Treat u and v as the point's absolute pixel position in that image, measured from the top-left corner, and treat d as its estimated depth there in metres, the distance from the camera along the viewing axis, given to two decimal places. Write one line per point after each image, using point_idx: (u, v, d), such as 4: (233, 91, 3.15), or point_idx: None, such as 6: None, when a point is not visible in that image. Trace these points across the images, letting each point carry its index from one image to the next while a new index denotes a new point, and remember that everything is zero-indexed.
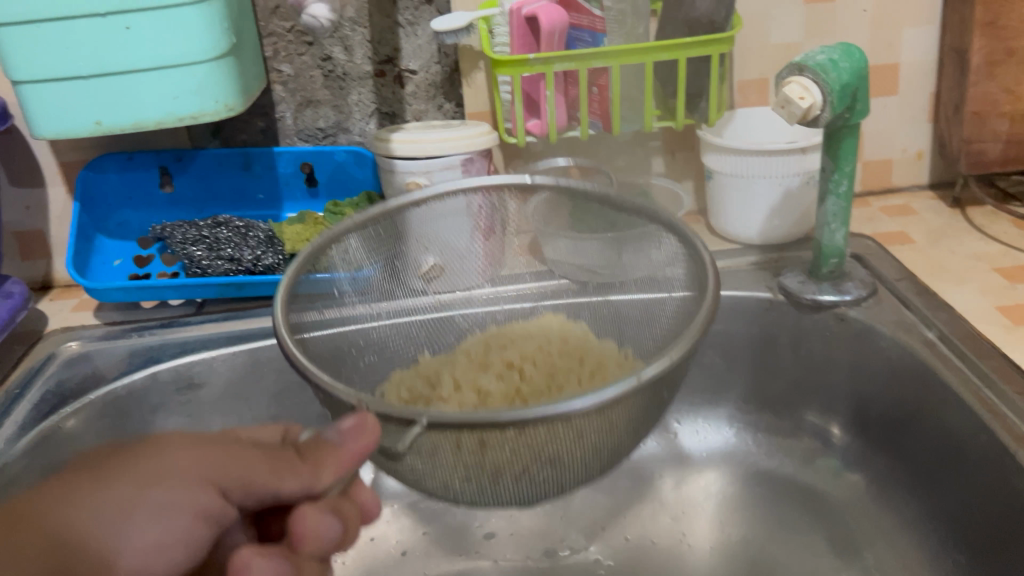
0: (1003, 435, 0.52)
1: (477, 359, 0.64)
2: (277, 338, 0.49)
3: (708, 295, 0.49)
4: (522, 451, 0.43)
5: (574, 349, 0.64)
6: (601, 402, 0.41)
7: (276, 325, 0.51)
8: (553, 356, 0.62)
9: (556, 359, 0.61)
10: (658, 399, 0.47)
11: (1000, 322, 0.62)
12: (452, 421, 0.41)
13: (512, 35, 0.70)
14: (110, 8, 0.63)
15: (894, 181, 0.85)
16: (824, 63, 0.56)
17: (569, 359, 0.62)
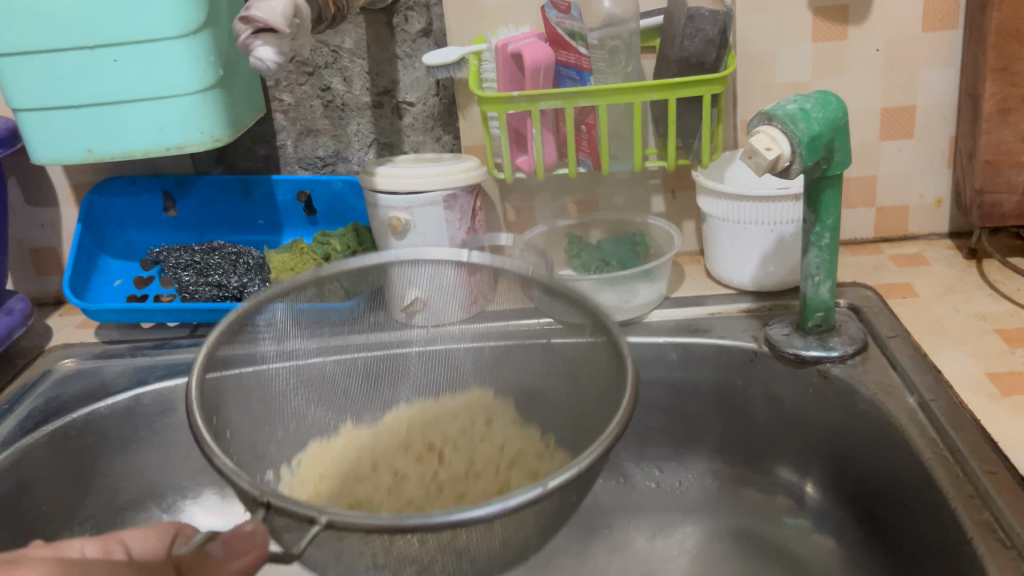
0: (964, 517, 0.48)
1: (401, 440, 0.68)
2: (191, 434, 0.48)
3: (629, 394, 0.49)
4: (429, 547, 0.43)
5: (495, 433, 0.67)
6: (502, 509, 0.41)
7: (189, 419, 0.50)
8: (478, 441, 0.66)
9: (478, 444, 0.66)
10: (568, 501, 0.48)
11: (987, 390, 0.58)
12: (357, 526, 0.40)
13: (499, 72, 0.69)
14: (97, 41, 0.64)
15: (911, 229, 0.81)
16: (795, 113, 0.54)
17: (490, 446, 0.66)
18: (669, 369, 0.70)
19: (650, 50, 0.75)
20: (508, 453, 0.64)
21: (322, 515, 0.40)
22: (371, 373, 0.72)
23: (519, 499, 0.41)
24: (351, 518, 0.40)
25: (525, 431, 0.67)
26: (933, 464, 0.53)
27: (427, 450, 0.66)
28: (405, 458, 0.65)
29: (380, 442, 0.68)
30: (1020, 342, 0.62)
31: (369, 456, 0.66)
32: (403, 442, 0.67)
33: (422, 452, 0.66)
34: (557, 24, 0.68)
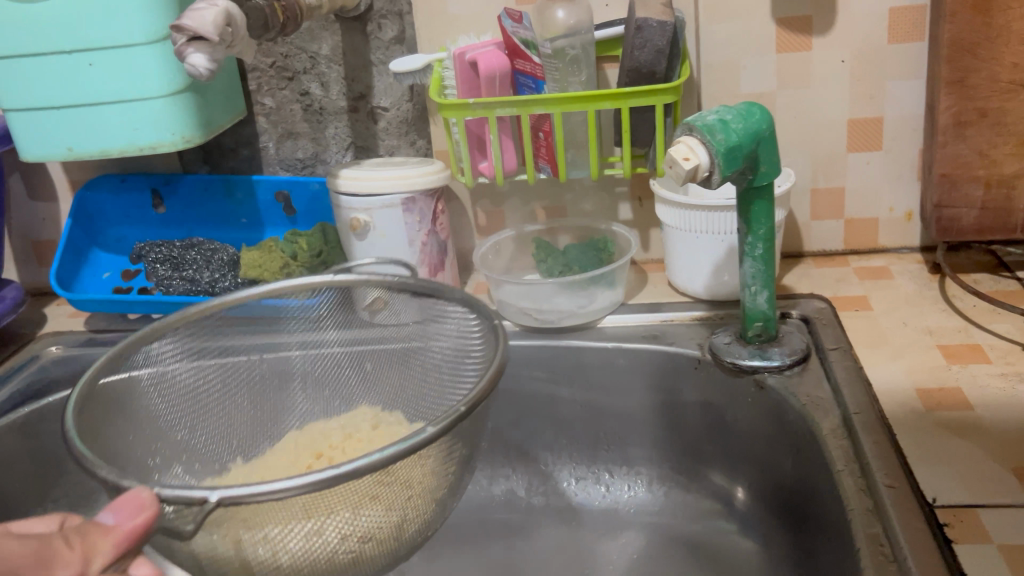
0: (857, 530, 0.48)
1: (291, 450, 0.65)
2: (76, 451, 0.46)
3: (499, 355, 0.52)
4: (338, 503, 0.45)
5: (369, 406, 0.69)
6: (395, 453, 0.43)
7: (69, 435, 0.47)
8: (365, 442, 0.62)
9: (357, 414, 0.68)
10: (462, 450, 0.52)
11: (912, 406, 0.57)
12: (262, 495, 0.41)
13: (458, 80, 0.72)
14: (74, 46, 0.68)
15: (881, 241, 0.81)
16: (713, 124, 0.54)
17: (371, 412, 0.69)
18: (618, 373, 0.71)
19: (615, 59, 0.76)
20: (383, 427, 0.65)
21: (212, 492, 0.41)
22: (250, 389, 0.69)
23: (412, 441, 0.44)
24: (246, 488, 0.41)
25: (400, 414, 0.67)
26: (841, 477, 0.53)
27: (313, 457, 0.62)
28: (291, 471, 0.61)
29: (274, 459, 0.64)
30: (960, 358, 0.62)
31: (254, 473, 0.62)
32: (292, 457, 0.63)
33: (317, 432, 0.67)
34: (513, 34, 0.69)
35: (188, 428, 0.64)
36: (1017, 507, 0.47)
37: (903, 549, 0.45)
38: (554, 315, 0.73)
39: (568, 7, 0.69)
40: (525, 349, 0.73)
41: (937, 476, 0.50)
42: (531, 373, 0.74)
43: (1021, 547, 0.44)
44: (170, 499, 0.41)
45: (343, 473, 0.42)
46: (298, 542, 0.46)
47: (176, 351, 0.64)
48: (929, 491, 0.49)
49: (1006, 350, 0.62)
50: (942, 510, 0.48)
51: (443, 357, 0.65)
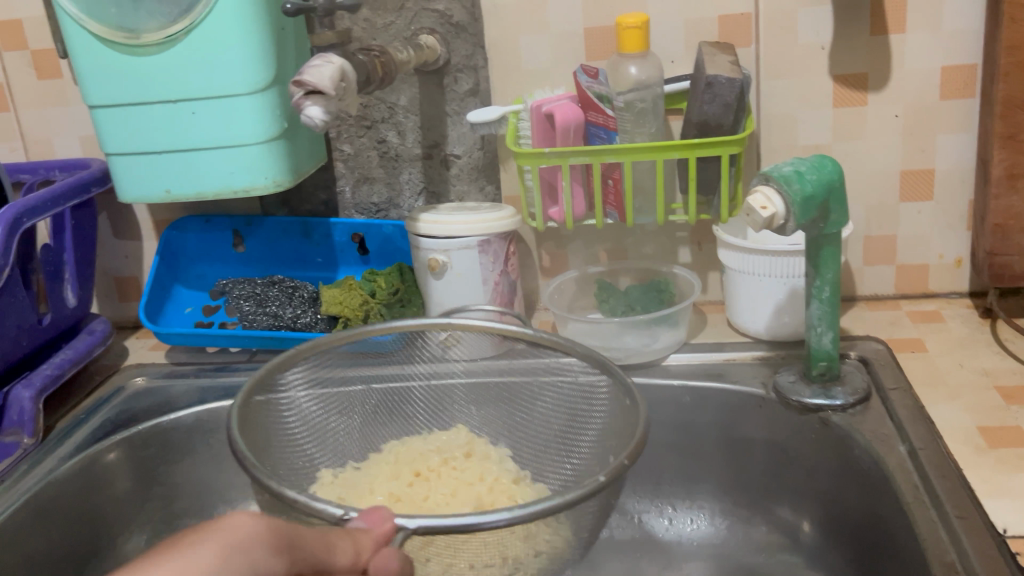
0: (934, 560, 0.51)
1: (392, 472, 0.71)
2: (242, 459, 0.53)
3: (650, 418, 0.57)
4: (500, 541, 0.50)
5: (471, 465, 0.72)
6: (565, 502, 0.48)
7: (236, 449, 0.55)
8: (461, 470, 0.70)
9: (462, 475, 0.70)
10: (607, 506, 0.55)
11: (974, 443, 0.60)
12: (441, 528, 0.46)
13: (535, 129, 0.76)
14: (180, 96, 0.74)
15: (931, 287, 0.84)
16: (790, 175, 0.58)
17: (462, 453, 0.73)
18: (683, 410, 0.75)
19: (678, 112, 0.80)
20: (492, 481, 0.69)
21: (410, 520, 0.46)
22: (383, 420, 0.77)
23: (538, 507, 0.47)
24: (428, 521, 0.46)
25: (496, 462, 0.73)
26: (912, 509, 0.56)
27: (413, 476, 0.70)
28: (392, 488, 0.68)
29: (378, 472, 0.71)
30: (1018, 398, 0.65)
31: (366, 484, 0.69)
32: (393, 473, 0.70)
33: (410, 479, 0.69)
34: (586, 88, 0.75)
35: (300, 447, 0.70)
36: None
37: None
38: (621, 351, 0.77)
39: (640, 63, 0.74)
40: None
41: (1005, 508, 0.53)
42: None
43: None
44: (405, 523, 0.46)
45: (489, 523, 0.46)
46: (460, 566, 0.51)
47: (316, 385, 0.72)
48: (999, 523, 0.52)
49: None
50: (1013, 540, 0.51)
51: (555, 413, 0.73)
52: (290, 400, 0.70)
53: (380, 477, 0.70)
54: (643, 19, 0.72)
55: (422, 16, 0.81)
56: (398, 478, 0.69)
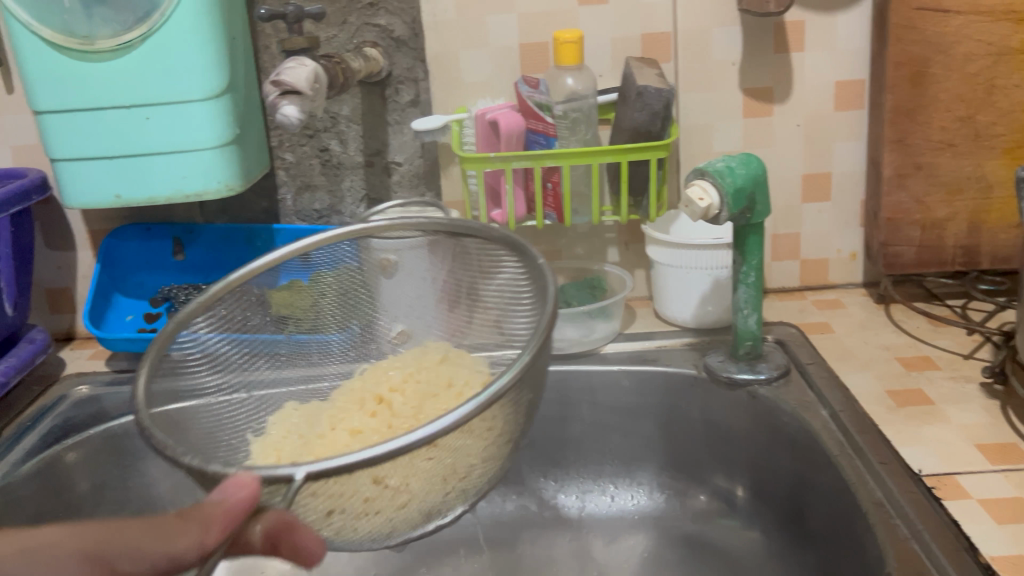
0: (864, 498, 0.59)
1: (356, 406, 0.75)
2: (156, 443, 0.51)
3: (549, 272, 0.61)
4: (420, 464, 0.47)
5: (437, 378, 0.76)
6: (469, 410, 0.45)
7: (153, 435, 0.53)
8: (424, 383, 0.75)
9: (422, 390, 0.74)
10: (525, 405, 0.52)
11: (885, 403, 0.69)
12: (340, 468, 0.43)
13: (478, 136, 0.83)
14: (133, 102, 0.76)
15: (831, 278, 0.94)
16: (722, 170, 0.66)
17: (436, 383, 0.75)
18: (622, 394, 0.81)
19: (606, 122, 0.87)
20: (456, 386, 0.74)
21: (297, 470, 0.43)
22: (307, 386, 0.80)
23: (455, 419, 0.45)
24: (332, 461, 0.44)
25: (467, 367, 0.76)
26: (839, 460, 0.63)
27: (377, 401, 0.74)
28: (360, 419, 0.72)
29: (344, 404, 0.76)
30: (916, 367, 0.74)
31: (327, 421, 0.73)
32: (359, 403, 0.75)
33: (374, 407, 0.73)
34: (528, 98, 0.81)
35: (242, 399, 0.75)
36: (989, 471, 0.59)
37: (904, 508, 0.56)
38: (563, 343, 0.83)
39: (576, 75, 0.80)
40: None
41: (918, 453, 0.62)
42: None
43: (996, 499, 0.56)
44: (267, 477, 0.43)
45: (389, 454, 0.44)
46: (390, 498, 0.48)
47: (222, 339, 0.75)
48: (915, 465, 0.61)
49: (951, 359, 0.75)
50: (927, 477, 0.59)
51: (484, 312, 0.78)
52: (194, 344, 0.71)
53: (350, 412, 0.74)
54: (578, 35, 0.78)
55: (365, 30, 0.86)
56: (364, 408, 0.74)
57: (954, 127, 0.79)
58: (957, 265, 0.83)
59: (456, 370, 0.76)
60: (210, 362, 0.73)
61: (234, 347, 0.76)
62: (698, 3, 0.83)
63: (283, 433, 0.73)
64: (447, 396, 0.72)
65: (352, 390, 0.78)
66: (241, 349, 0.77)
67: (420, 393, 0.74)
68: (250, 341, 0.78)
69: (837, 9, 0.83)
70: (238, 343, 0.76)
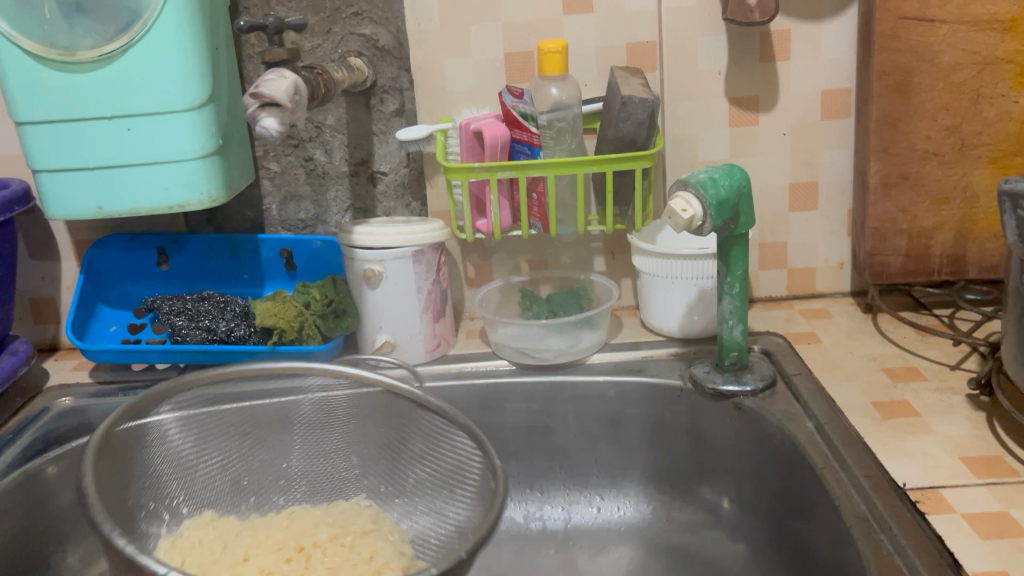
0: (849, 512, 0.58)
1: (274, 543, 0.70)
2: (85, 494, 0.52)
3: (501, 483, 0.59)
4: None
5: (357, 541, 0.72)
6: None
7: (83, 483, 0.54)
8: (350, 547, 0.71)
9: (344, 554, 0.70)
10: None
11: (870, 415, 0.69)
12: None
13: (462, 147, 0.82)
14: (115, 112, 0.76)
15: (819, 287, 0.94)
16: (705, 181, 0.65)
17: (355, 554, 0.70)
18: (608, 404, 0.81)
19: (592, 131, 0.87)
20: (377, 562, 0.69)
21: None
22: (257, 475, 0.76)
23: None
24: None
25: (391, 544, 0.71)
26: (824, 473, 0.63)
27: (296, 551, 0.70)
28: (273, 560, 0.68)
29: (262, 536, 0.71)
30: (902, 377, 0.74)
31: (243, 548, 0.69)
32: (274, 545, 0.70)
33: (292, 554, 0.69)
34: (512, 108, 0.79)
35: (182, 492, 0.71)
36: (973, 485, 0.59)
37: (888, 522, 0.56)
38: (547, 354, 0.83)
39: (559, 86, 0.81)
40: (519, 386, 0.82)
41: (903, 466, 0.61)
42: (513, 405, 0.82)
43: (980, 513, 0.55)
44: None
45: None
46: None
47: (193, 426, 0.72)
48: (900, 478, 0.60)
49: (937, 369, 0.74)
50: (912, 491, 0.59)
51: (431, 476, 0.72)
52: (161, 434, 0.70)
53: (264, 548, 0.70)
54: (562, 45, 0.78)
55: (349, 39, 0.86)
56: (279, 551, 0.70)
57: (940, 137, 0.79)
58: (944, 274, 0.83)
59: (380, 544, 0.71)
60: (195, 439, 0.72)
61: (209, 432, 0.73)
62: (683, 13, 0.83)
63: (194, 542, 0.69)
64: (359, 572, 0.68)
65: (270, 529, 0.72)
66: (228, 430, 0.74)
67: (337, 558, 0.70)
68: (235, 430, 0.75)
69: (822, 18, 0.83)
70: (212, 432, 0.73)
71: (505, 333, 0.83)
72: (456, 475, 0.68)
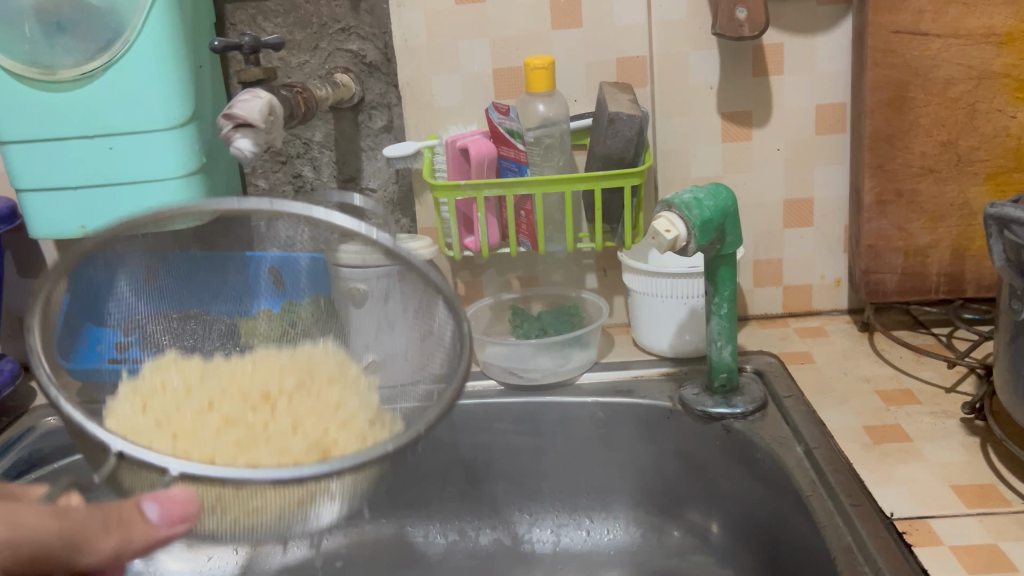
0: (833, 541, 0.57)
1: (240, 390, 0.70)
2: (57, 405, 0.58)
3: (462, 374, 0.64)
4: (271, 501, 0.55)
5: (316, 389, 0.72)
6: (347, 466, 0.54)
7: (50, 398, 0.58)
8: (318, 396, 0.71)
9: (311, 402, 0.70)
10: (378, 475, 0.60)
11: (861, 440, 0.67)
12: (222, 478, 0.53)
13: (450, 164, 0.80)
14: (97, 131, 0.75)
15: (815, 305, 0.92)
16: (689, 202, 0.64)
17: (325, 401, 0.70)
18: (597, 425, 0.79)
19: (583, 148, 0.86)
20: (343, 412, 0.69)
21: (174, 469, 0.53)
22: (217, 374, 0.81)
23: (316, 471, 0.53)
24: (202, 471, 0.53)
25: (357, 398, 0.72)
26: (811, 500, 0.61)
27: (262, 400, 0.69)
28: (239, 406, 0.68)
29: (224, 371, 0.72)
30: (896, 401, 0.72)
31: (205, 394, 0.69)
32: (241, 395, 0.70)
33: (257, 402, 0.69)
34: (499, 125, 0.79)
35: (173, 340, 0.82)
36: (963, 515, 0.57)
37: (873, 553, 0.54)
38: (535, 373, 0.81)
39: (547, 102, 0.79)
40: (507, 406, 0.81)
41: (892, 495, 0.60)
42: (501, 426, 0.81)
43: (969, 546, 0.54)
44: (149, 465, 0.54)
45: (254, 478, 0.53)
46: (245, 519, 0.56)
47: (157, 283, 0.80)
48: (888, 507, 0.58)
49: (933, 392, 0.73)
50: (899, 521, 0.57)
51: (405, 344, 0.78)
52: (117, 299, 0.78)
53: (233, 395, 0.70)
54: (549, 61, 0.77)
55: (336, 55, 0.85)
56: (246, 400, 0.69)
57: (936, 153, 0.77)
58: (942, 293, 0.81)
59: (349, 396, 0.71)
60: (161, 328, 0.81)
61: (172, 329, 0.82)
62: (673, 27, 0.82)
63: (154, 386, 0.71)
64: (330, 427, 0.67)
65: (237, 373, 0.72)
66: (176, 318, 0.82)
67: (307, 407, 0.69)
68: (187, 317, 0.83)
69: (816, 31, 0.82)
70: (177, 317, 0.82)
71: (493, 352, 0.82)
72: (432, 335, 0.76)
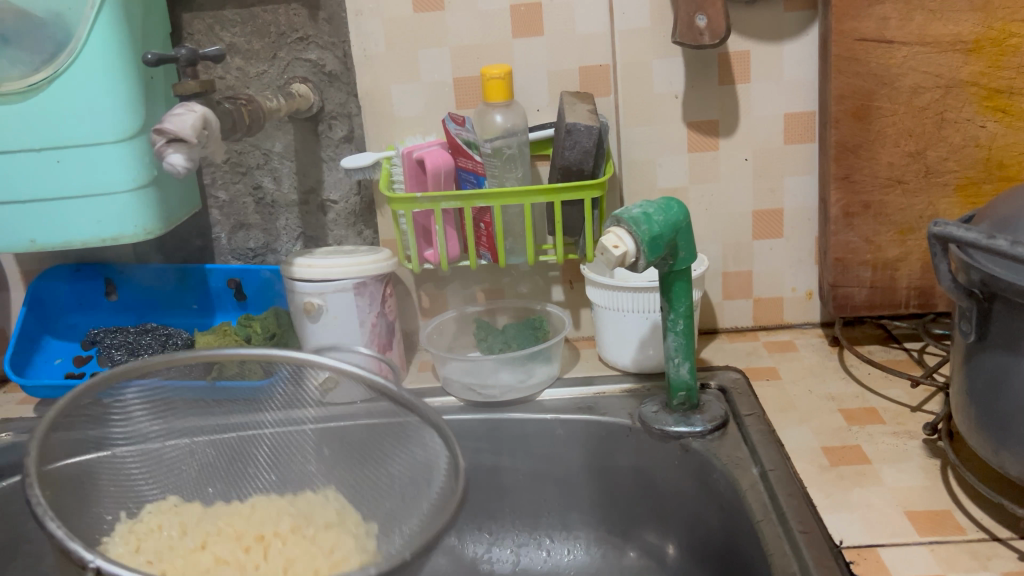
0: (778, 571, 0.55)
1: (235, 531, 0.67)
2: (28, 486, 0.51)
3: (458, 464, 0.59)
4: None
5: (317, 529, 0.68)
6: None
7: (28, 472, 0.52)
8: (313, 540, 0.66)
9: (305, 547, 0.65)
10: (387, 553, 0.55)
11: (818, 462, 0.65)
12: None
13: (406, 175, 0.79)
14: (44, 144, 0.73)
15: (787, 318, 0.90)
16: (638, 217, 0.62)
17: (319, 548, 0.65)
18: (556, 443, 0.78)
19: (546, 158, 0.84)
20: (336, 555, 0.63)
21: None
22: (228, 464, 0.73)
23: None
24: None
25: (350, 535, 0.66)
26: (761, 526, 0.59)
27: (255, 539, 0.66)
28: (230, 548, 0.65)
29: (219, 515, 0.69)
30: (859, 420, 0.70)
31: (202, 534, 0.66)
32: (234, 535, 0.66)
33: (250, 543, 0.65)
34: (456, 136, 0.77)
35: (144, 478, 0.70)
36: (914, 543, 0.55)
37: None
38: (495, 390, 0.79)
39: (505, 113, 0.78)
40: (465, 423, 0.79)
41: (843, 521, 0.58)
42: (460, 443, 0.79)
43: None
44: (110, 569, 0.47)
45: None
46: None
47: (155, 409, 0.70)
48: (837, 535, 0.56)
49: (897, 411, 0.70)
50: (848, 550, 0.55)
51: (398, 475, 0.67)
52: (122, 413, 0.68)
53: (224, 534, 0.66)
54: (505, 71, 0.75)
55: (295, 65, 0.83)
56: (239, 540, 0.66)
57: (903, 164, 0.75)
58: (912, 307, 0.79)
59: (341, 537, 0.66)
60: (160, 413, 0.71)
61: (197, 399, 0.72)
62: (635, 34, 0.80)
63: (154, 526, 0.67)
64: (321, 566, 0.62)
65: (234, 517, 0.69)
66: (180, 431, 0.72)
67: (296, 549, 0.65)
68: (216, 419, 0.73)
69: (782, 38, 0.79)
70: (191, 427, 0.72)
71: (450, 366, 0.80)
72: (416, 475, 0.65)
